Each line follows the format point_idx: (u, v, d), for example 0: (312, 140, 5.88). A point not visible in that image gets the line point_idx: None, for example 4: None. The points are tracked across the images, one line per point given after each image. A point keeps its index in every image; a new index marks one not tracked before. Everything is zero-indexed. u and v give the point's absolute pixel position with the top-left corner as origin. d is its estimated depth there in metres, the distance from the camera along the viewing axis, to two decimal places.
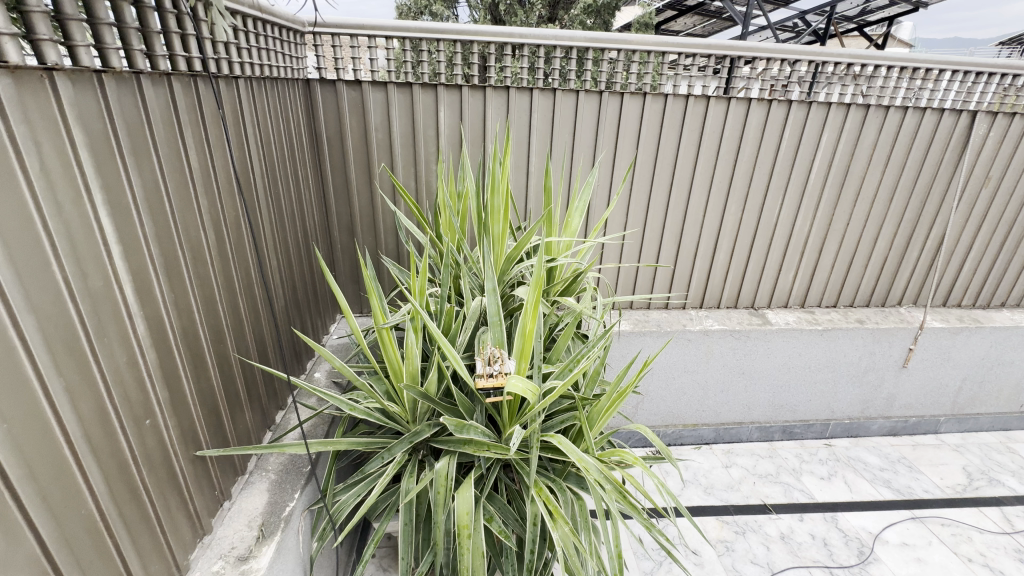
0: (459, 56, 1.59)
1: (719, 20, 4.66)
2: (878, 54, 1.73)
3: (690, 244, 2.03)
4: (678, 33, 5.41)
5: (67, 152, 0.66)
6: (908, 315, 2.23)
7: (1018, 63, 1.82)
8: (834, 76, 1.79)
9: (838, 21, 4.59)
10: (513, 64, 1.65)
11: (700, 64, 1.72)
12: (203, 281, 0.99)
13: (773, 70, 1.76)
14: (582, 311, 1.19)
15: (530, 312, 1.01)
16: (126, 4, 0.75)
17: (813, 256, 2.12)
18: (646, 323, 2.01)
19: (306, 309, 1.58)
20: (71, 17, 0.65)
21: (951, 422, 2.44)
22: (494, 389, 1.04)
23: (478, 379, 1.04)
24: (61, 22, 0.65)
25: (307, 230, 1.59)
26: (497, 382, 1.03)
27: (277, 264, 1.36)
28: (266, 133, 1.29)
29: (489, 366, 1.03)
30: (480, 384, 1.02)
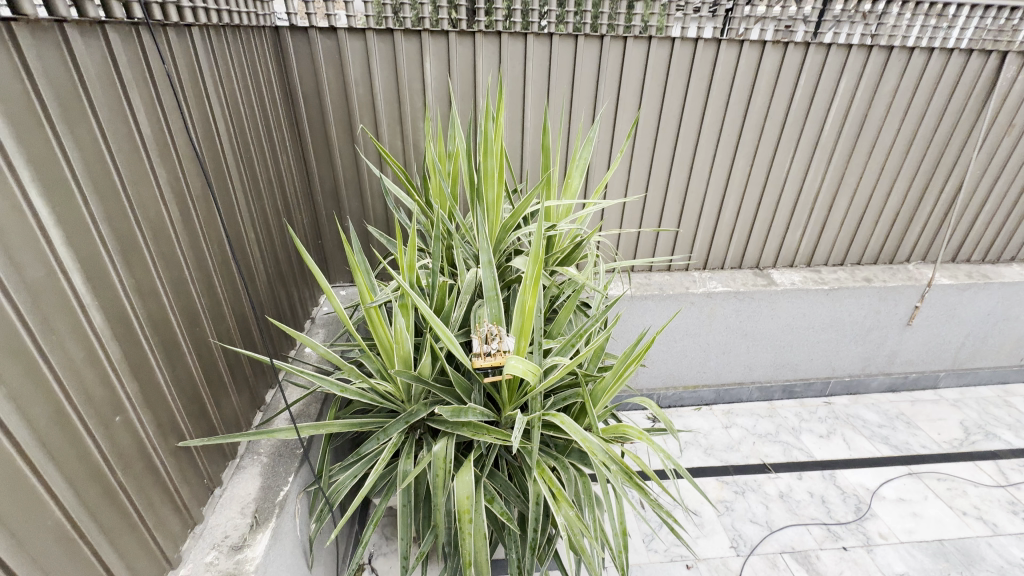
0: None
1: None
2: None
3: (695, 203, 1.93)
4: None
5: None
6: (916, 272, 2.17)
7: None
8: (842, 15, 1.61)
9: None
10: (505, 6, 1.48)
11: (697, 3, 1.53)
12: (169, 262, 0.90)
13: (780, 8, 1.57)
14: (585, 284, 1.11)
15: (529, 286, 0.93)
16: None
17: (823, 213, 2.03)
18: (648, 287, 1.94)
19: (291, 281, 1.50)
20: None
21: (951, 377, 2.44)
22: (493, 368, 0.98)
23: (475, 359, 0.98)
24: None
25: (288, 198, 1.49)
26: (496, 361, 0.97)
27: (256, 237, 1.26)
28: (232, 92, 1.16)
29: (487, 344, 0.98)
30: (478, 363, 0.97)
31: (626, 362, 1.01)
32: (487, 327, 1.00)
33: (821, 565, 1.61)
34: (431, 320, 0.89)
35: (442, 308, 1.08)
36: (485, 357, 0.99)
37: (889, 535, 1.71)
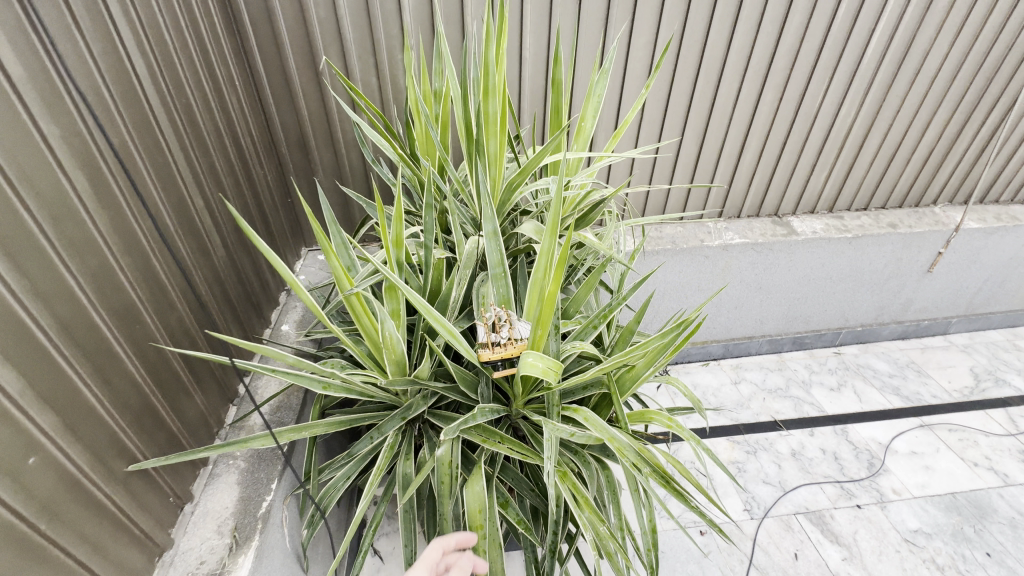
0: None
1: None
2: None
3: (714, 145, 1.71)
4: None
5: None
6: (943, 216, 2.02)
7: None
8: None
9: None
10: None
11: None
12: (84, 251, 0.70)
13: None
14: (612, 257, 0.92)
15: (542, 271, 0.75)
16: None
17: (852, 153, 1.83)
18: (660, 241, 1.77)
19: (258, 251, 1.29)
20: None
21: (962, 323, 2.37)
22: (503, 361, 0.84)
23: (481, 351, 0.84)
24: None
25: (244, 152, 1.25)
26: (506, 353, 0.83)
27: (206, 204, 1.05)
28: (148, 17, 0.90)
29: (494, 334, 0.83)
30: (485, 357, 0.83)
31: (653, 352, 0.83)
32: (494, 312, 0.85)
33: (835, 525, 1.58)
34: (431, 315, 0.71)
35: (439, 288, 0.90)
36: (494, 348, 0.85)
37: (902, 491, 1.68)
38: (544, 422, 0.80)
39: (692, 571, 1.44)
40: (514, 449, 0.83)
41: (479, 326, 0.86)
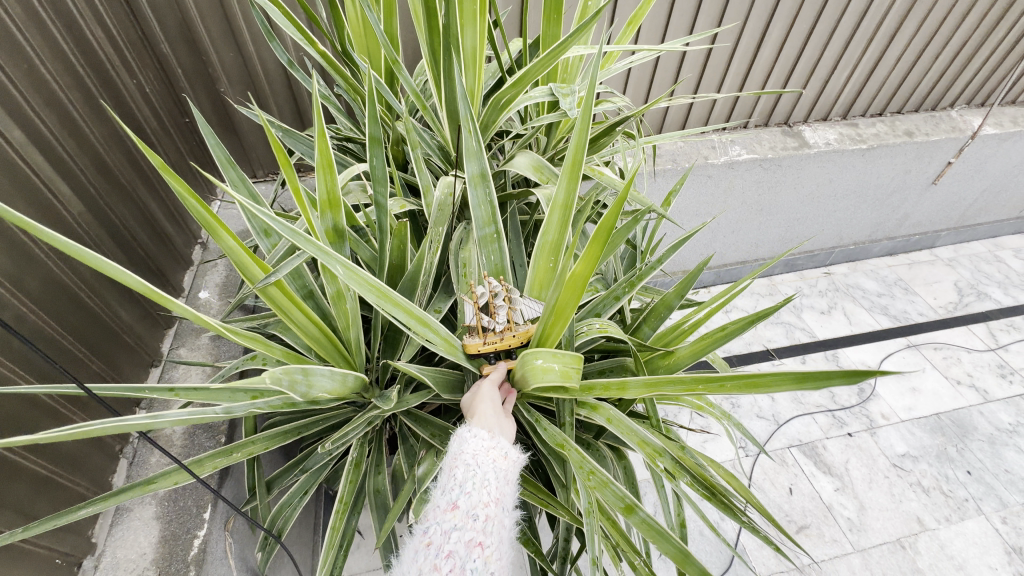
0: None
1: None
2: None
3: (730, 36, 1.38)
4: None
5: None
6: (960, 121, 1.82)
7: None
8: None
9: None
10: None
11: None
12: None
13: None
14: (652, 206, 0.68)
15: (553, 248, 0.57)
16: None
17: (881, 47, 1.55)
18: (659, 161, 1.51)
19: (148, 195, 0.96)
20: None
21: (950, 235, 2.30)
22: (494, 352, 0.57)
23: (465, 341, 0.57)
24: None
25: (92, 53, 0.84)
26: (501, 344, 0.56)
27: (28, 140, 0.69)
28: None
29: (488, 317, 0.57)
30: (475, 350, 0.56)
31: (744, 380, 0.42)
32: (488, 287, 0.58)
33: (827, 455, 1.55)
34: (388, 301, 0.48)
35: (403, 261, 0.63)
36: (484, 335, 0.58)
37: (891, 415, 1.67)
38: (563, 450, 0.57)
39: (690, 516, 1.40)
40: (535, 495, 0.68)
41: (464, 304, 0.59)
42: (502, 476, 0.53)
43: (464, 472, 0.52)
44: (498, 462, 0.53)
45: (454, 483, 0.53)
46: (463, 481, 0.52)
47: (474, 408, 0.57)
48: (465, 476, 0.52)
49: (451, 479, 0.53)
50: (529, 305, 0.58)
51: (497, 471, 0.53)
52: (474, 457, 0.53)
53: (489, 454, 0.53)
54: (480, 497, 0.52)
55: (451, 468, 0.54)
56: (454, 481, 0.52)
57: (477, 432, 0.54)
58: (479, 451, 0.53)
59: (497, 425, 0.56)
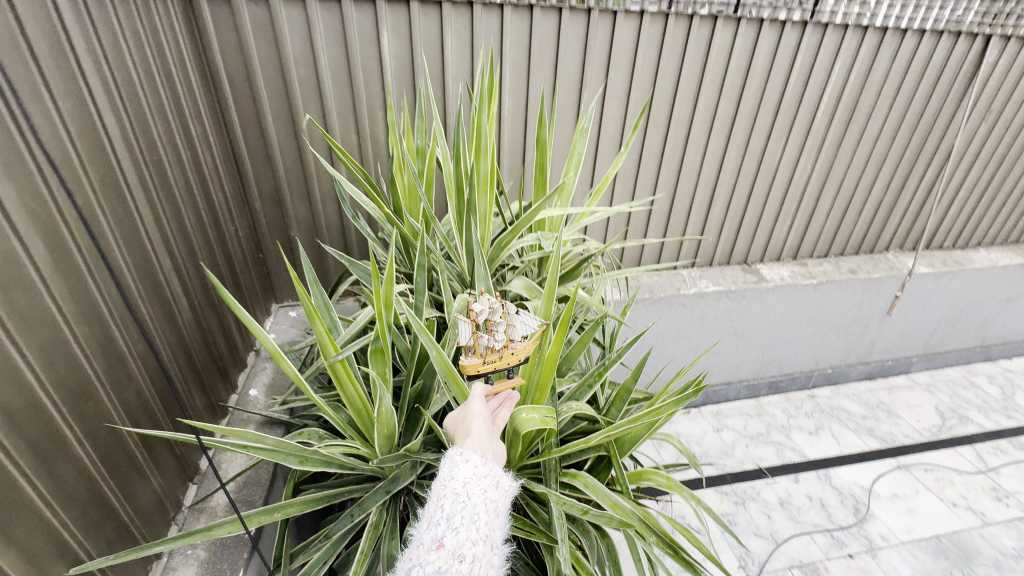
0: None
1: None
2: None
3: (686, 196, 1.81)
4: None
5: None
6: (897, 261, 2.15)
7: None
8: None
9: None
10: None
11: None
12: (34, 322, 0.62)
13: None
14: (608, 312, 0.92)
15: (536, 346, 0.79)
16: None
17: (810, 205, 1.96)
18: (639, 291, 1.79)
19: (227, 311, 1.22)
20: None
21: (921, 362, 2.48)
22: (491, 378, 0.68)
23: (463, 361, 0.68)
24: None
25: (216, 208, 1.20)
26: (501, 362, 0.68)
27: (175, 264, 0.99)
28: (124, 74, 0.86)
29: (486, 334, 0.68)
30: (474, 369, 0.67)
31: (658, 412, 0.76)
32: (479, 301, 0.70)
33: None
34: (450, 380, 0.73)
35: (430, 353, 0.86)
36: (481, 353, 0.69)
37: (890, 537, 1.67)
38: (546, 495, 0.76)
39: None
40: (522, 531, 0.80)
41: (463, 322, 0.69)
42: (490, 511, 0.56)
43: (452, 505, 0.54)
44: (487, 494, 0.57)
45: (442, 516, 0.54)
46: (452, 513, 0.54)
47: (463, 420, 0.66)
48: (453, 509, 0.54)
49: (440, 511, 0.54)
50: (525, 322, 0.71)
51: (484, 505, 0.56)
52: (464, 487, 0.56)
53: (480, 485, 0.57)
54: (468, 534, 0.53)
55: (440, 501, 0.55)
56: (442, 514, 0.54)
57: (469, 459, 0.58)
58: (466, 483, 0.56)
59: (486, 452, 0.61)
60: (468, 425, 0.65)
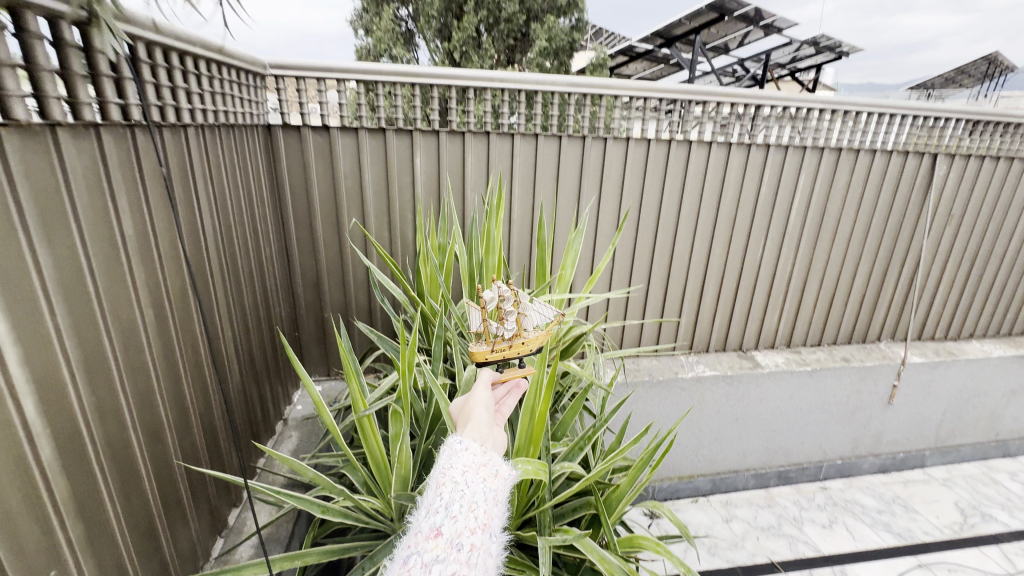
0: (419, 99, 1.51)
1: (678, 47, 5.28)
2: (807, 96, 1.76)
3: (677, 286, 2.02)
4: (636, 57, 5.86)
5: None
6: (889, 351, 2.25)
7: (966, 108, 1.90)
8: (771, 118, 1.80)
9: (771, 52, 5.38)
10: (477, 107, 1.59)
11: (638, 109, 1.69)
12: (138, 374, 0.80)
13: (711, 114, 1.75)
14: (591, 382, 1.07)
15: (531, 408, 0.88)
16: (74, 51, 0.63)
17: (796, 296, 2.14)
18: (638, 374, 1.91)
19: (265, 380, 1.38)
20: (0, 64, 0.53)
21: (935, 455, 2.45)
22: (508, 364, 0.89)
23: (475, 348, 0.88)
24: None
25: (267, 292, 1.42)
26: (512, 352, 0.89)
27: (234, 336, 1.18)
28: (222, 190, 1.13)
29: (497, 323, 0.88)
30: (484, 356, 0.86)
31: (637, 467, 0.93)
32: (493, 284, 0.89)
33: None
34: None
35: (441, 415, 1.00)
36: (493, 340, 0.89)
37: None
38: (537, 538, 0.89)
39: None
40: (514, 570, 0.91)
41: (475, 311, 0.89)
42: (490, 499, 0.57)
43: (452, 493, 0.55)
44: (486, 483, 0.58)
45: (441, 504, 0.55)
46: (451, 502, 0.55)
47: (466, 404, 0.74)
48: (452, 497, 0.55)
49: (439, 500, 0.55)
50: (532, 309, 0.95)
51: (484, 494, 0.57)
52: (464, 475, 0.57)
53: (479, 474, 0.58)
54: (466, 523, 0.54)
55: (439, 489, 0.56)
56: (441, 503, 0.55)
57: (468, 448, 0.60)
58: (465, 471, 0.57)
59: (484, 439, 0.65)
60: (469, 409, 0.72)
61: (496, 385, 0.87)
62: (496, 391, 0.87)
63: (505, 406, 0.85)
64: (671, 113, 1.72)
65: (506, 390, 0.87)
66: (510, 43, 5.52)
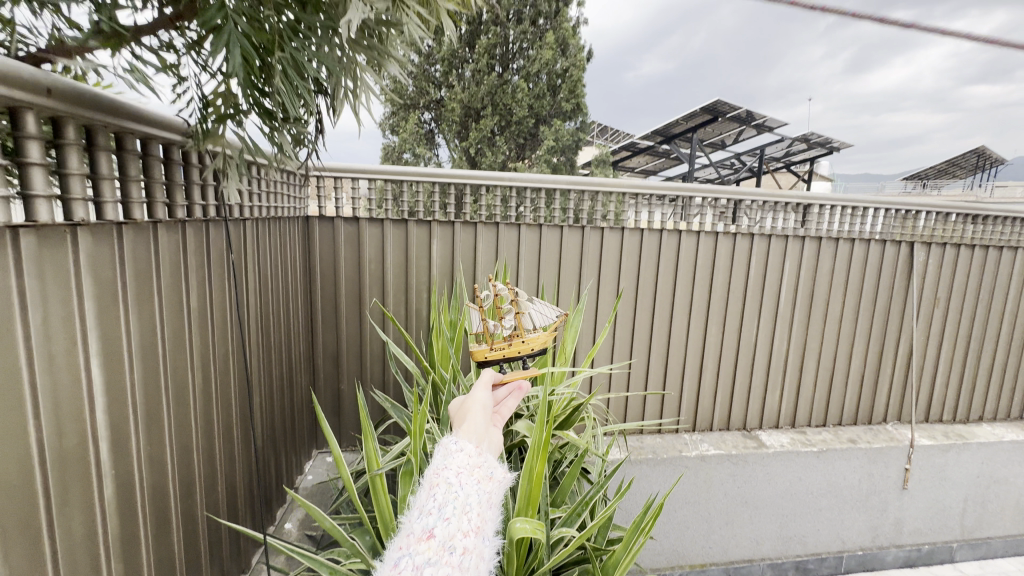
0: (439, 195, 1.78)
1: (675, 146, 5.81)
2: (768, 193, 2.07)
3: (677, 363, 2.11)
4: (637, 155, 6.42)
5: (70, 288, 0.63)
6: (897, 433, 2.24)
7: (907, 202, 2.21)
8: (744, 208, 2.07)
9: (761, 150, 5.88)
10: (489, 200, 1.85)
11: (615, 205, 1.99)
12: (183, 431, 0.91)
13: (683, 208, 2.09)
14: (588, 451, 1.17)
15: (530, 474, 0.94)
16: (178, 168, 0.86)
17: (795, 375, 2.22)
18: (642, 451, 1.93)
19: (282, 448, 1.45)
20: (132, 179, 0.73)
21: (965, 549, 2.33)
22: (509, 361, 0.98)
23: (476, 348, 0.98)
24: (124, 184, 0.73)
25: (292, 363, 1.54)
26: (511, 351, 0.97)
27: (262, 401, 1.29)
28: (267, 272, 1.31)
29: (493, 322, 0.99)
30: (482, 353, 0.96)
31: (632, 533, 0.99)
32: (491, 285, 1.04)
33: None
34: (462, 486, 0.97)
35: None
36: (492, 343, 0.99)
37: None
38: None
39: None
40: None
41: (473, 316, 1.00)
42: (483, 502, 0.54)
43: (445, 494, 0.53)
44: (481, 484, 0.56)
45: (433, 506, 0.52)
46: (444, 503, 0.52)
47: (464, 405, 0.74)
48: (446, 498, 0.52)
49: (431, 501, 0.52)
50: (532, 309, 1.03)
51: (478, 497, 0.54)
52: (457, 476, 0.55)
53: (473, 475, 0.56)
54: (459, 526, 0.51)
55: (431, 490, 0.53)
56: (433, 505, 0.52)
57: (464, 447, 0.58)
58: (459, 472, 0.55)
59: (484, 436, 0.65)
60: (468, 408, 0.74)
61: (497, 386, 0.89)
62: (497, 392, 0.88)
63: (505, 406, 0.86)
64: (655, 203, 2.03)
65: (507, 391, 0.88)
66: (521, 142, 6.10)
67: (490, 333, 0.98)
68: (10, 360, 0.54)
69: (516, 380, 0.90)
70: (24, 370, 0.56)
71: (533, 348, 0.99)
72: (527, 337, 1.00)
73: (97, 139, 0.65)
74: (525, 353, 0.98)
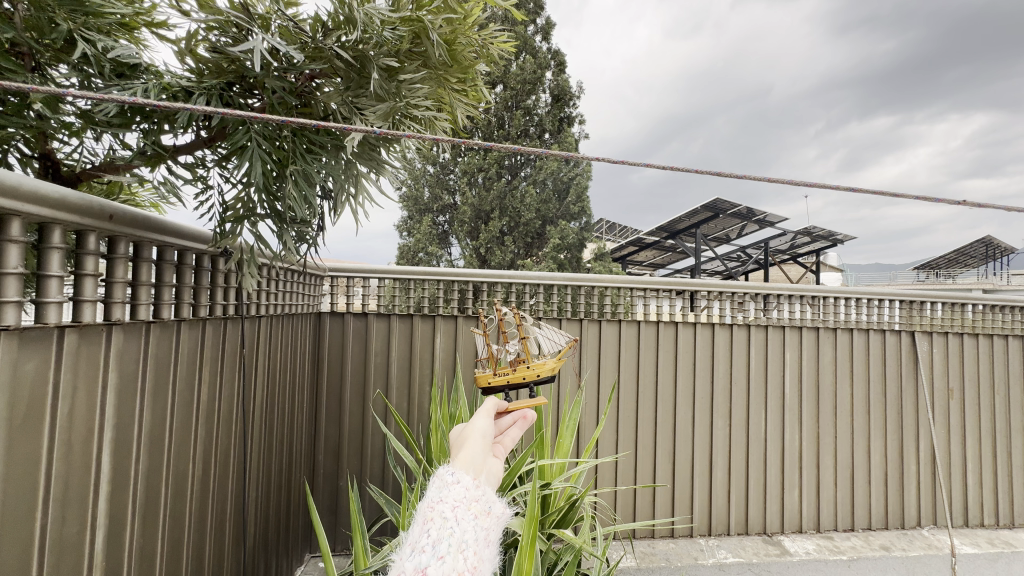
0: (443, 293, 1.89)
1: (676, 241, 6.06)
2: (768, 287, 2.12)
3: (686, 457, 2.04)
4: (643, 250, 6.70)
5: (98, 377, 0.70)
6: (934, 538, 2.07)
7: (913, 293, 2.20)
8: (739, 297, 2.13)
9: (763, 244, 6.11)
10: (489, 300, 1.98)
11: (611, 301, 2.06)
12: (176, 520, 0.92)
13: (681, 303, 2.10)
14: (582, 548, 1.11)
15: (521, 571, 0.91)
16: (205, 274, 1.00)
17: (812, 473, 2.12)
18: (654, 558, 1.81)
19: (274, 549, 1.40)
20: (167, 283, 0.86)
21: None
22: (515, 387, 0.98)
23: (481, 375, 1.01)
24: (159, 287, 0.86)
25: (293, 458, 1.55)
26: (516, 376, 0.97)
27: (258, 497, 1.28)
28: (276, 363, 1.39)
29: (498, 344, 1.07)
30: (485, 378, 0.98)
31: None
32: (497, 312, 1.11)
33: None
34: None
35: None
36: (500, 370, 1.01)
37: None
38: None
39: None
40: None
41: (477, 338, 1.12)
42: (480, 540, 0.51)
43: (439, 531, 0.50)
44: (480, 520, 0.53)
45: (428, 544, 0.48)
46: (438, 541, 0.49)
47: (463, 439, 0.66)
48: (440, 534, 0.49)
49: (426, 537, 0.49)
50: (538, 334, 1.09)
51: (476, 533, 0.51)
52: (455, 510, 0.52)
53: (472, 510, 0.53)
54: (456, 564, 0.47)
55: (427, 524, 0.50)
56: (428, 540, 0.49)
57: (460, 483, 0.56)
58: (456, 506, 0.53)
59: (479, 474, 0.59)
60: (468, 440, 0.66)
61: (499, 416, 0.82)
62: (501, 421, 0.82)
63: (507, 437, 0.78)
64: (654, 297, 2.08)
65: (511, 421, 0.81)
66: (528, 241, 6.46)
67: (495, 360, 1.04)
68: (35, 440, 0.60)
69: (522, 409, 0.83)
70: (43, 458, 0.61)
71: (538, 376, 0.97)
72: (533, 363, 0.99)
73: (143, 252, 0.80)
74: (531, 379, 0.97)
